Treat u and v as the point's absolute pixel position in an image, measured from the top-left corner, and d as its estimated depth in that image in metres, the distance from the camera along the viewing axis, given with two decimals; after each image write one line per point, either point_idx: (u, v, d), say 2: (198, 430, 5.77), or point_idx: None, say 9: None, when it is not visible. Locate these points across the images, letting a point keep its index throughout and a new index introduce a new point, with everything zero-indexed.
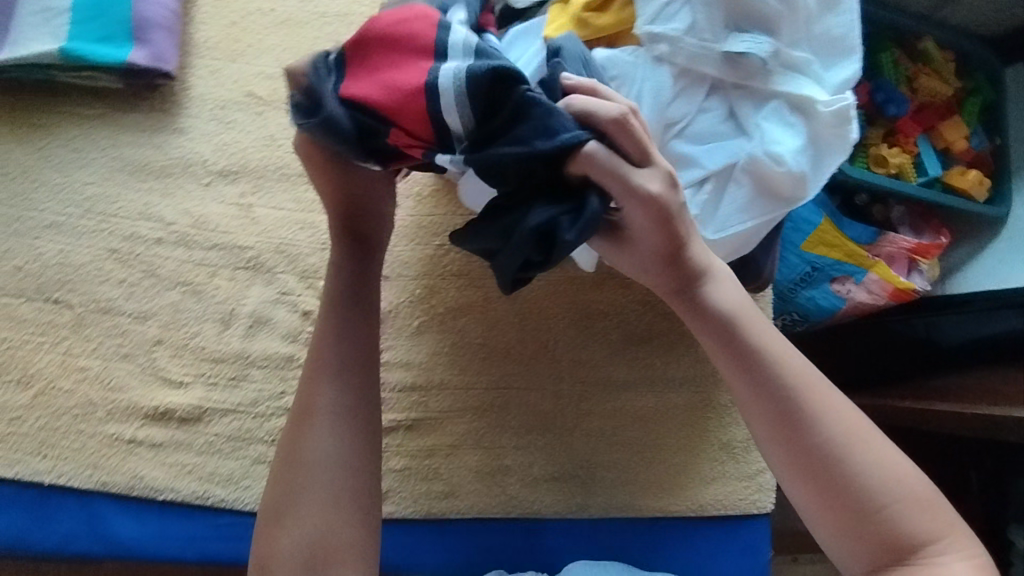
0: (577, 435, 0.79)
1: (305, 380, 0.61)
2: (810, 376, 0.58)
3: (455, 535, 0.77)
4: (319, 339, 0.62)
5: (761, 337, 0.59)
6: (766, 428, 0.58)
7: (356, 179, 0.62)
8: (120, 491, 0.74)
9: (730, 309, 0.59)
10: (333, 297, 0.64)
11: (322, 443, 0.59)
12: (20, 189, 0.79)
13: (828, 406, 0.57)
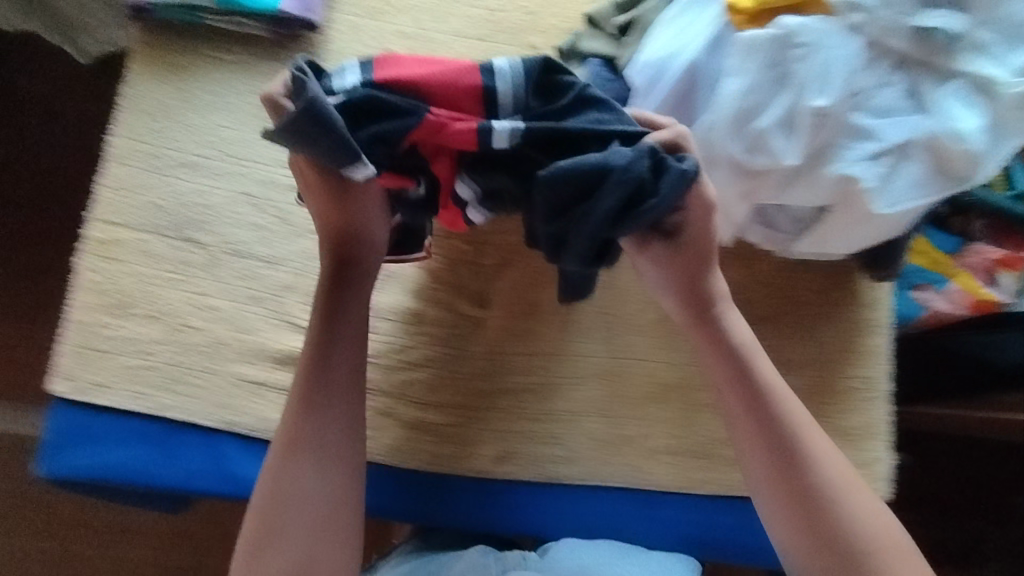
0: (697, 411, 0.79)
1: (293, 410, 0.64)
2: (807, 425, 0.65)
3: (572, 501, 0.77)
4: (309, 367, 0.65)
5: (768, 379, 0.66)
6: (765, 469, 0.64)
7: (347, 205, 0.63)
8: (245, 432, 0.74)
9: (744, 346, 0.66)
10: (336, 317, 0.66)
11: (310, 478, 0.63)
12: (159, 127, 0.80)
13: (824, 454, 0.64)
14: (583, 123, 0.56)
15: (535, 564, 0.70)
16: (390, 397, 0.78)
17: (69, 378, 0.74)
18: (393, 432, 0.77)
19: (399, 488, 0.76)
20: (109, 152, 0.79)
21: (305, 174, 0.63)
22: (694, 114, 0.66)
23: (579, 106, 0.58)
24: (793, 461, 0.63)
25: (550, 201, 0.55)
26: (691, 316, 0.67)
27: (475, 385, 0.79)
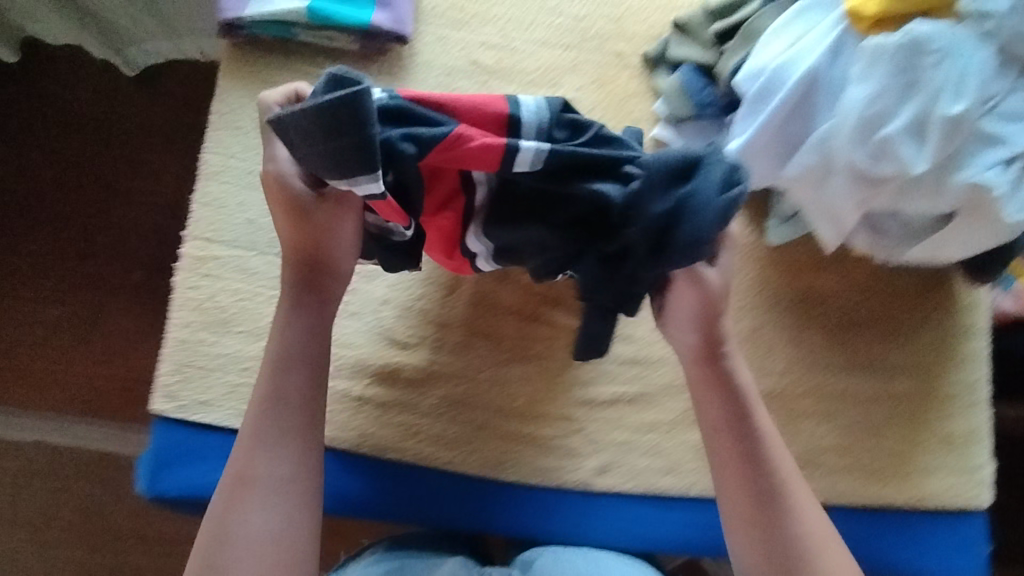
0: (798, 419, 0.80)
1: (247, 443, 0.59)
2: (788, 472, 0.62)
3: (677, 511, 0.77)
4: (271, 400, 0.60)
5: (762, 425, 0.63)
6: (747, 517, 0.60)
7: (311, 227, 0.60)
8: (351, 448, 0.75)
9: (748, 395, 0.63)
10: (301, 355, 0.61)
11: (262, 521, 0.57)
12: (252, 143, 0.79)
13: (803, 505, 0.61)
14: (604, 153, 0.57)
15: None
16: (491, 411, 0.78)
17: (171, 397, 0.74)
18: (493, 445, 0.77)
19: (508, 500, 0.76)
20: (203, 168, 0.78)
21: (272, 188, 0.60)
22: (808, 127, 0.66)
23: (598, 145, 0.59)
24: (772, 507, 0.60)
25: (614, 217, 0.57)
26: (696, 359, 0.64)
27: (575, 396, 0.79)
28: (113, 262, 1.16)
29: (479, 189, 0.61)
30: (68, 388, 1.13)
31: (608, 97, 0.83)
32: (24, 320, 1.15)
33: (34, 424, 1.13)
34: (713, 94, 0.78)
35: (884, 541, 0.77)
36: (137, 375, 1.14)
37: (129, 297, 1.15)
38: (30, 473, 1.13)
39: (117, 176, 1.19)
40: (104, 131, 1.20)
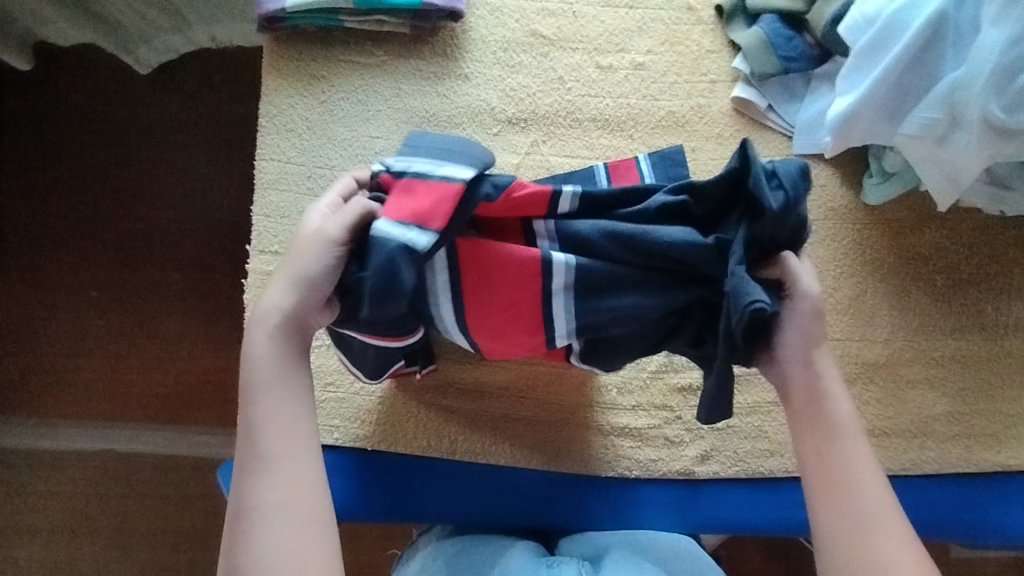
0: (906, 387, 0.75)
1: (241, 472, 0.55)
2: (876, 503, 0.55)
3: (783, 493, 0.74)
4: (257, 426, 0.55)
5: (852, 455, 0.57)
6: (838, 539, 0.55)
7: (303, 240, 0.55)
8: (445, 456, 0.73)
9: (843, 418, 0.57)
10: (278, 380, 0.56)
11: (272, 549, 0.52)
12: (308, 145, 0.75)
13: (894, 538, 0.54)
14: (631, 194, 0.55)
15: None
16: (584, 406, 0.75)
17: None
18: (589, 440, 0.74)
19: (608, 496, 0.73)
20: (259, 177, 0.74)
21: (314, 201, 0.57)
22: (921, 88, 0.61)
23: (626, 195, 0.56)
24: (860, 541, 0.54)
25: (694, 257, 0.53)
26: (795, 394, 0.58)
27: (668, 381, 0.76)
28: (157, 269, 1.14)
29: (559, 275, 0.54)
30: (130, 401, 1.12)
31: (681, 58, 0.78)
32: (79, 336, 1.12)
33: (100, 438, 1.11)
34: (802, 46, 0.74)
35: (1007, 508, 0.72)
36: (196, 383, 1.12)
37: (181, 304, 1.13)
38: (98, 487, 1.11)
39: (157, 183, 1.16)
40: (138, 138, 1.16)
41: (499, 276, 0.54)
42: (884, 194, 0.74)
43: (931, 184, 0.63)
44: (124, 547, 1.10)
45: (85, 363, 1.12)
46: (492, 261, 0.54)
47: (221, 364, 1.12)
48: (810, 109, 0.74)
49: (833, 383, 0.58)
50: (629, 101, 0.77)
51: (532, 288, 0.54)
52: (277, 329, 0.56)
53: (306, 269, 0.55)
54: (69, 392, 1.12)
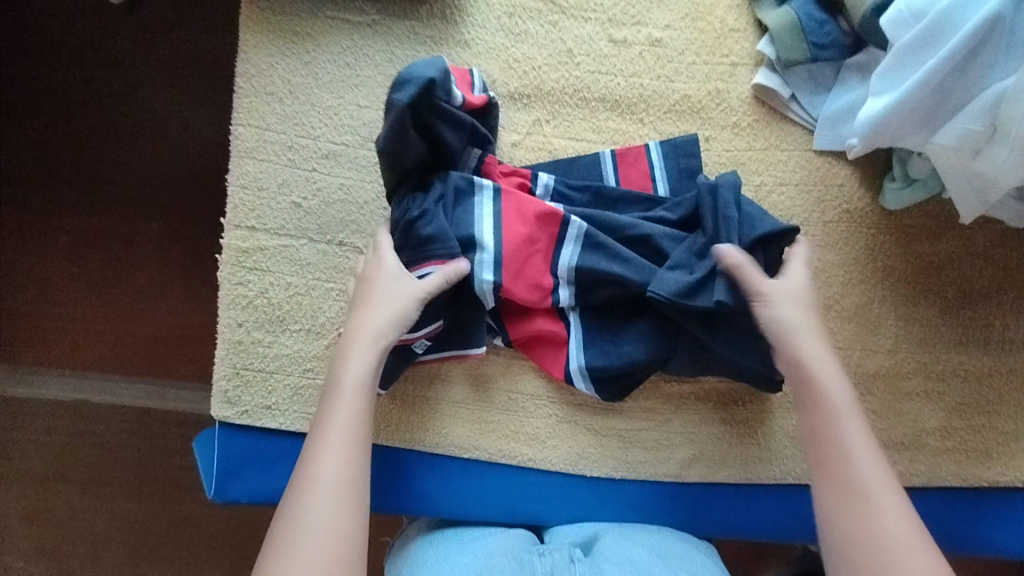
0: (902, 400, 0.72)
1: (310, 446, 0.57)
2: (870, 470, 0.56)
3: (769, 499, 0.73)
4: (332, 414, 0.58)
5: (848, 434, 0.58)
6: (832, 503, 0.56)
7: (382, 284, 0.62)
8: (427, 449, 0.71)
9: (834, 392, 0.59)
10: (362, 382, 0.59)
11: (328, 518, 0.53)
12: (289, 111, 0.69)
13: (894, 514, 0.54)
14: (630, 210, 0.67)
15: (583, 570, 0.61)
16: (571, 404, 0.73)
17: (228, 403, 0.68)
18: (576, 438, 0.72)
19: (593, 492, 0.72)
20: (236, 144, 0.69)
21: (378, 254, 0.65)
22: (969, 89, 0.55)
23: (622, 203, 0.68)
24: (858, 514, 0.55)
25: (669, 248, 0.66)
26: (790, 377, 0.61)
27: (662, 384, 0.73)
28: (123, 215, 1.05)
29: (574, 223, 0.66)
30: (88, 359, 1.04)
31: (701, 36, 0.72)
32: (35, 287, 1.05)
33: (56, 397, 1.04)
34: (834, 32, 0.68)
35: (982, 521, 0.71)
36: (159, 345, 1.04)
37: (148, 254, 1.05)
38: (53, 441, 1.04)
39: (122, 126, 1.06)
40: (105, 75, 1.07)
41: (524, 229, 0.65)
42: (904, 198, 0.70)
43: (957, 193, 0.60)
44: (77, 513, 1.04)
45: (41, 317, 1.04)
46: (525, 202, 0.65)
47: (187, 327, 1.04)
48: (836, 102, 0.69)
49: (822, 363, 0.61)
50: (642, 81, 0.71)
51: (549, 231, 0.66)
52: (371, 348, 0.61)
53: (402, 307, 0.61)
54: (23, 346, 1.04)
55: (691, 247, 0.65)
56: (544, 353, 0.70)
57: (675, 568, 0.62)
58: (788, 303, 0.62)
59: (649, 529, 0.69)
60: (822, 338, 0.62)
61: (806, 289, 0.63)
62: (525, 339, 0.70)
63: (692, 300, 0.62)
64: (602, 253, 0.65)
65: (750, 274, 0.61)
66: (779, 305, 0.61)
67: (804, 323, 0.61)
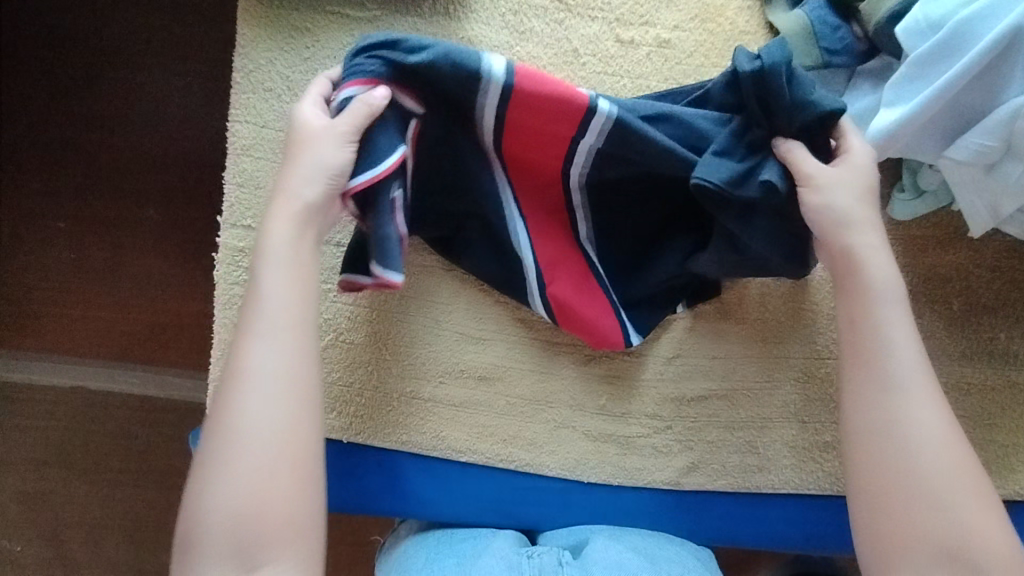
0: None
1: (241, 334, 0.55)
2: (906, 363, 0.56)
3: (765, 508, 0.72)
4: (259, 299, 0.56)
5: (887, 320, 0.57)
6: (864, 392, 0.57)
7: (304, 136, 0.58)
8: (424, 452, 0.70)
9: (879, 281, 0.58)
10: (291, 257, 0.57)
11: (265, 410, 0.53)
12: (288, 108, 0.70)
13: (928, 403, 0.55)
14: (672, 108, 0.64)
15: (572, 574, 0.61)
16: (570, 407, 0.72)
17: None
18: (575, 444, 0.72)
19: (588, 499, 0.71)
20: (233, 141, 0.69)
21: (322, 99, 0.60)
22: (992, 95, 0.55)
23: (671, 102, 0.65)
24: (891, 405, 0.56)
25: (710, 133, 0.62)
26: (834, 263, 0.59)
27: (663, 392, 0.73)
28: (117, 201, 1.04)
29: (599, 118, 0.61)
30: (83, 346, 1.03)
31: (710, 37, 0.72)
32: (32, 271, 1.04)
33: (51, 384, 1.03)
34: (847, 37, 0.67)
35: None
36: (155, 334, 1.03)
37: (143, 241, 1.03)
38: (41, 424, 1.03)
39: (121, 110, 1.05)
40: (105, 58, 1.05)
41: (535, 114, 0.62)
42: (912, 211, 0.69)
43: (969, 207, 0.59)
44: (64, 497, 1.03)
45: (38, 302, 1.03)
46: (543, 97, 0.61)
47: (181, 316, 1.03)
48: (853, 107, 0.66)
49: (872, 250, 0.58)
50: (649, 83, 0.72)
51: (570, 122, 0.62)
52: (295, 216, 0.57)
53: (326, 165, 0.57)
54: (19, 330, 1.03)
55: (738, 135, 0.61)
56: (567, 277, 0.69)
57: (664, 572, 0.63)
58: (838, 185, 0.58)
59: (642, 535, 0.69)
60: (875, 228, 0.59)
61: (864, 167, 0.58)
62: (548, 263, 0.68)
63: (740, 191, 0.58)
64: (627, 149, 0.63)
65: (799, 161, 0.58)
66: (829, 188, 0.58)
67: (859, 207, 0.59)
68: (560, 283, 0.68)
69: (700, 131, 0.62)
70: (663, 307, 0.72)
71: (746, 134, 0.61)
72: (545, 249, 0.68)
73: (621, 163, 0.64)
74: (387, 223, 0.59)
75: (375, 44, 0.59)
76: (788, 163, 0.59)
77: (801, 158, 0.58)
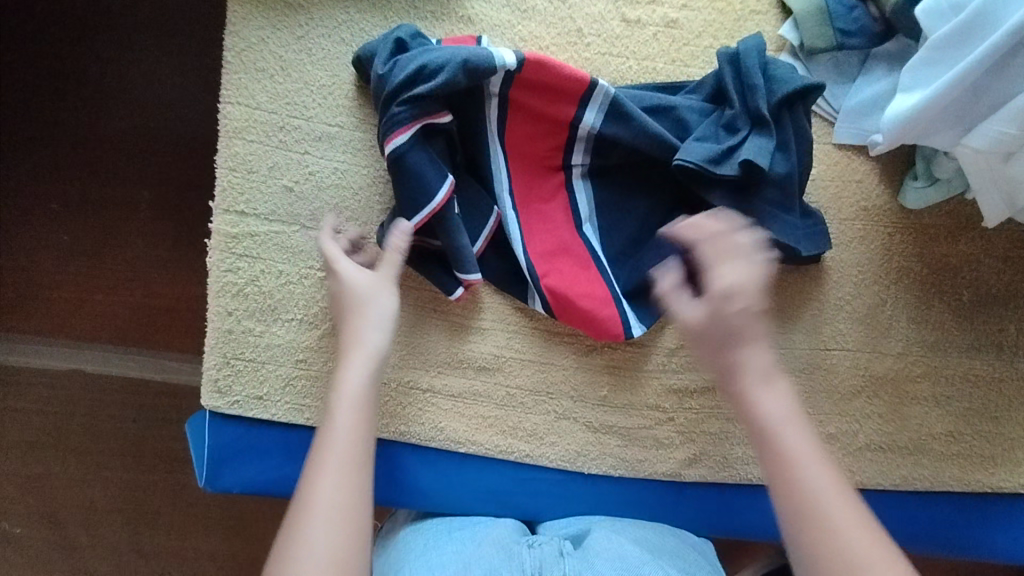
0: (909, 403, 0.70)
1: (308, 472, 0.52)
2: (825, 488, 0.49)
3: (765, 499, 0.72)
4: (330, 435, 0.53)
5: (797, 445, 0.50)
6: (795, 530, 0.49)
7: (347, 287, 0.59)
8: (422, 443, 0.69)
9: (777, 407, 0.51)
10: (362, 395, 0.55)
11: (323, 551, 0.49)
12: (282, 89, 0.68)
13: (852, 525, 0.48)
14: (669, 99, 0.67)
15: (573, 564, 0.59)
16: (570, 398, 0.71)
17: (218, 393, 0.66)
18: (575, 436, 0.71)
19: (588, 491, 0.71)
20: (224, 124, 0.67)
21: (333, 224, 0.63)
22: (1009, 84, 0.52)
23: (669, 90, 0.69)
24: (817, 540, 0.48)
25: (694, 121, 0.66)
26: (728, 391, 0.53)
27: (665, 383, 0.71)
28: (106, 184, 1.01)
29: (600, 93, 0.65)
30: (78, 331, 1.01)
31: (719, 17, 0.71)
32: (21, 254, 1.01)
33: (44, 369, 1.01)
34: (863, 18, 0.66)
35: (982, 525, 0.69)
36: (149, 318, 1.01)
37: (132, 224, 1.01)
38: (27, 410, 1.01)
39: (112, 89, 1.02)
40: (95, 34, 1.02)
41: (540, 92, 0.65)
42: (922, 200, 0.68)
43: (985, 196, 0.59)
44: (51, 484, 1.01)
45: (29, 285, 1.01)
46: (550, 75, 0.64)
47: (174, 300, 1.01)
48: (859, 93, 0.68)
49: (760, 371, 0.52)
50: (656, 65, 0.70)
51: (573, 99, 0.65)
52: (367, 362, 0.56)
53: (387, 315, 0.58)
54: (11, 314, 1.01)
55: (716, 120, 0.66)
56: (564, 268, 0.68)
57: (665, 564, 0.61)
58: (714, 321, 0.52)
59: (643, 528, 0.68)
60: (762, 343, 0.53)
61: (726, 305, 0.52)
62: (545, 254, 0.68)
63: (719, 168, 0.63)
64: (625, 123, 0.65)
65: (678, 303, 0.55)
66: (702, 329, 0.53)
67: (740, 339, 0.52)
68: (557, 274, 0.67)
69: (688, 121, 0.66)
70: None
71: (723, 121, 0.66)
72: (538, 238, 0.68)
73: (617, 142, 0.66)
74: (461, 236, 0.65)
75: (403, 83, 0.61)
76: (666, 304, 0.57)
77: (678, 302, 0.55)
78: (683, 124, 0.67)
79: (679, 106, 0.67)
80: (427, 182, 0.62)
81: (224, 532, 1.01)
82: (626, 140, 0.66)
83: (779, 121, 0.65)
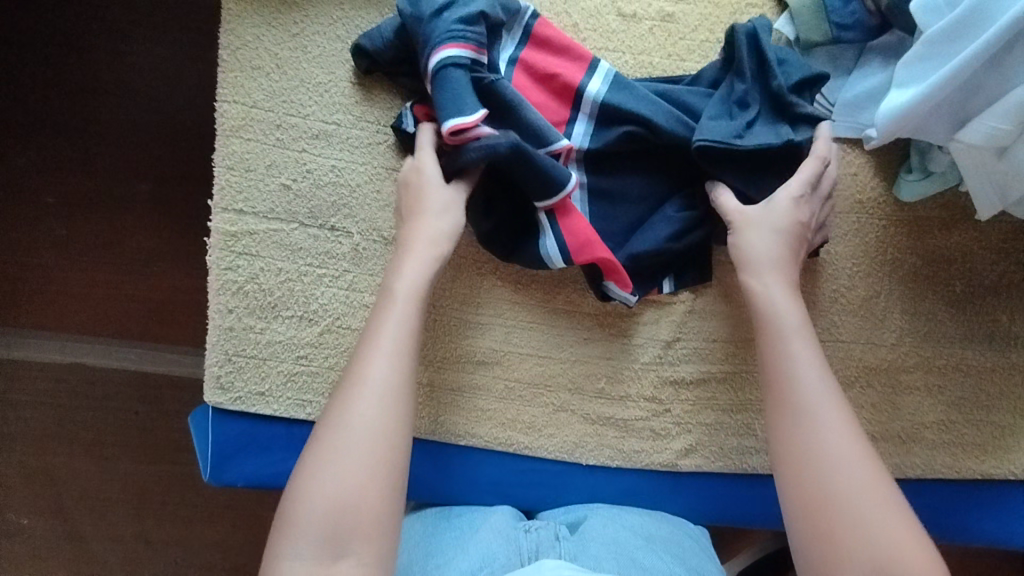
0: (902, 393, 0.71)
1: (362, 350, 0.57)
2: (810, 393, 0.55)
3: (761, 487, 0.73)
4: (386, 316, 0.58)
5: (800, 362, 0.57)
6: (782, 424, 0.55)
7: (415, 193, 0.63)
8: (424, 436, 0.70)
9: (785, 325, 0.58)
10: (416, 291, 0.59)
11: (369, 414, 0.53)
12: (278, 87, 0.68)
13: (836, 424, 0.53)
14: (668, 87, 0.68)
15: (569, 548, 0.61)
16: (569, 391, 0.72)
17: (221, 390, 0.66)
18: (573, 427, 0.72)
19: (587, 480, 0.72)
20: (222, 122, 0.67)
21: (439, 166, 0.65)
22: (998, 81, 0.53)
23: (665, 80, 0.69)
24: (797, 432, 0.54)
25: (699, 104, 0.67)
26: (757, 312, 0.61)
27: (662, 375, 0.72)
28: (102, 178, 1.01)
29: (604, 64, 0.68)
30: (78, 324, 1.02)
31: (715, 11, 0.72)
32: (19, 247, 1.01)
33: (48, 362, 1.02)
34: (858, 12, 0.67)
35: (971, 511, 0.71)
36: (152, 311, 1.02)
37: (129, 217, 1.01)
38: (30, 402, 1.02)
39: (109, 81, 1.01)
40: (92, 27, 1.01)
41: (545, 58, 0.67)
42: (915, 193, 0.69)
43: (978, 191, 0.59)
44: (55, 477, 1.02)
45: (31, 278, 1.01)
46: (557, 44, 0.67)
47: (173, 294, 1.02)
48: (855, 87, 0.68)
49: (767, 298, 0.60)
50: (653, 59, 0.71)
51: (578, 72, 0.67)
52: (426, 262, 0.61)
53: (442, 233, 0.62)
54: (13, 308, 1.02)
55: (726, 97, 0.66)
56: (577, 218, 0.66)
57: (659, 549, 0.63)
58: (756, 227, 0.62)
59: (641, 514, 0.69)
60: (783, 269, 0.61)
61: (795, 207, 0.62)
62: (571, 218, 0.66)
63: (740, 140, 0.63)
64: (630, 101, 0.65)
65: (729, 201, 0.64)
66: (747, 228, 0.62)
67: (779, 243, 0.62)
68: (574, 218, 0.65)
69: (693, 103, 0.67)
70: (647, 284, 0.71)
71: (733, 96, 0.65)
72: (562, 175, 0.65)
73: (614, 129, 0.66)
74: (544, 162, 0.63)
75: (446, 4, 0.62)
76: (720, 208, 0.65)
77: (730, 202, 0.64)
78: (688, 106, 0.67)
79: (678, 92, 0.68)
80: (464, 97, 0.60)
81: (227, 522, 1.03)
82: (632, 114, 0.65)
83: (777, 114, 0.65)
